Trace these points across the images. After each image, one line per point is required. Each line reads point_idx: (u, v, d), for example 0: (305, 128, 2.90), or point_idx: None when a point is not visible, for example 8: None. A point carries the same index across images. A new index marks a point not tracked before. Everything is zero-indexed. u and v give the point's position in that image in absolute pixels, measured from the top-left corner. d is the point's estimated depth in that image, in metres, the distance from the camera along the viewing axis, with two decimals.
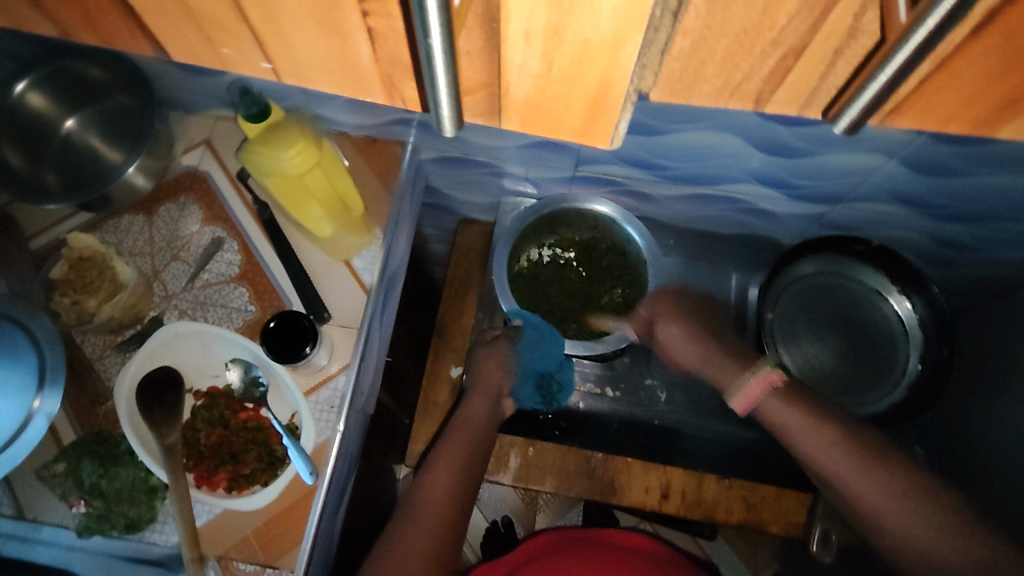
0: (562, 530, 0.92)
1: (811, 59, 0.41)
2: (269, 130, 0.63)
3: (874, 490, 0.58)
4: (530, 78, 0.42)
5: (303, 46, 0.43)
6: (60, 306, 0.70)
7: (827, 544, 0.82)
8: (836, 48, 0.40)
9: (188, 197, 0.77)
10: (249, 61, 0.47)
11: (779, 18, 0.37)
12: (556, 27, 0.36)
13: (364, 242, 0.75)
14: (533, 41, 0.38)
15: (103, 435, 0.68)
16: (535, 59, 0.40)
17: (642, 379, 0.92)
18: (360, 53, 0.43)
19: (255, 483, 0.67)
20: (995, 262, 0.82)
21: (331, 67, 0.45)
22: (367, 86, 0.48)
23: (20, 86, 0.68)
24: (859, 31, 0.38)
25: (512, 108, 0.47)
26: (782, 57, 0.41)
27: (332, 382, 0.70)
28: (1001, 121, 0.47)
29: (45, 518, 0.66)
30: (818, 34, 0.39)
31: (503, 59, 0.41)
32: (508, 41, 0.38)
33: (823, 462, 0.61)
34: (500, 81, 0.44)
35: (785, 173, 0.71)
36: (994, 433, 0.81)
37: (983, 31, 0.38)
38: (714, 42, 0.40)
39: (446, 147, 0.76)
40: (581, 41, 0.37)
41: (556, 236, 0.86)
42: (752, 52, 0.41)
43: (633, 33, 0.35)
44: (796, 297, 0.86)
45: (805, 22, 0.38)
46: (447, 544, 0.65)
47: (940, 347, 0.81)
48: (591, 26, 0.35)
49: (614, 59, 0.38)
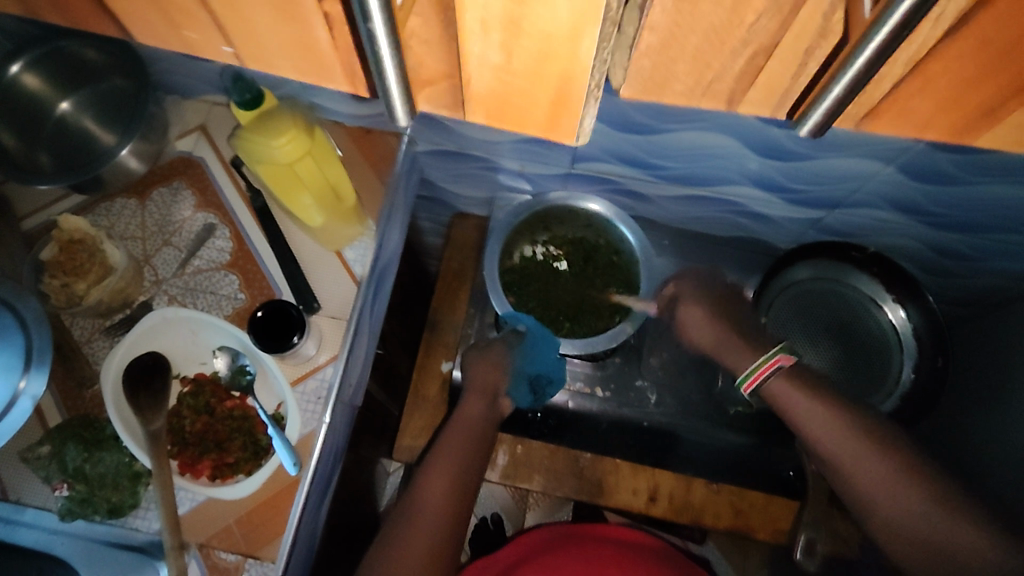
0: (549, 526, 0.91)
1: (783, 60, 0.41)
2: (262, 119, 0.62)
3: (874, 473, 0.59)
4: (491, 70, 0.42)
5: (265, 33, 0.43)
6: (49, 288, 0.69)
7: (811, 552, 0.80)
8: (808, 49, 0.39)
9: (181, 182, 0.77)
10: (213, 46, 0.47)
11: (748, 16, 0.37)
12: (514, 18, 0.35)
13: (357, 232, 0.75)
14: (491, 32, 0.37)
15: (89, 418, 0.67)
16: (494, 51, 0.39)
17: (633, 380, 0.92)
18: (319, 38, 0.43)
19: (238, 473, 0.67)
20: (994, 273, 0.81)
21: (292, 53, 0.45)
22: (330, 74, 0.47)
23: (14, 68, 0.66)
24: (830, 31, 0.37)
25: (476, 100, 0.47)
26: (751, 57, 0.40)
27: (320, 373, 0.70)
28: (978, 130, 0.46)
29: (28, 500, 0.66)
30: (789, 33, 0.38)
31: (463, 51, 0.40)
32: (467, 32, 0.38)
33: (823, 440, 0.62)
34: (461, 72, 0.43)
35: (782, 176, 0.70)
36: (986, 446, 0.80)
37: (957, 35, 0.37)
38: (683, 39, 0.39)
39: (442, 141, 0.75)
40: (538, 33, 0.36)
41: (549, 233, 0.85)
42: (722, 50, 0.40)
43: (591, 27, 0.35)
44: (789, 303, 0.85)
45: (774, 20, 0.37)
46: (446, 549, 0.64)
47: (934, 357, 0.80)
48: (547, 18, 0.35)
49: (573, 53, 0.38)
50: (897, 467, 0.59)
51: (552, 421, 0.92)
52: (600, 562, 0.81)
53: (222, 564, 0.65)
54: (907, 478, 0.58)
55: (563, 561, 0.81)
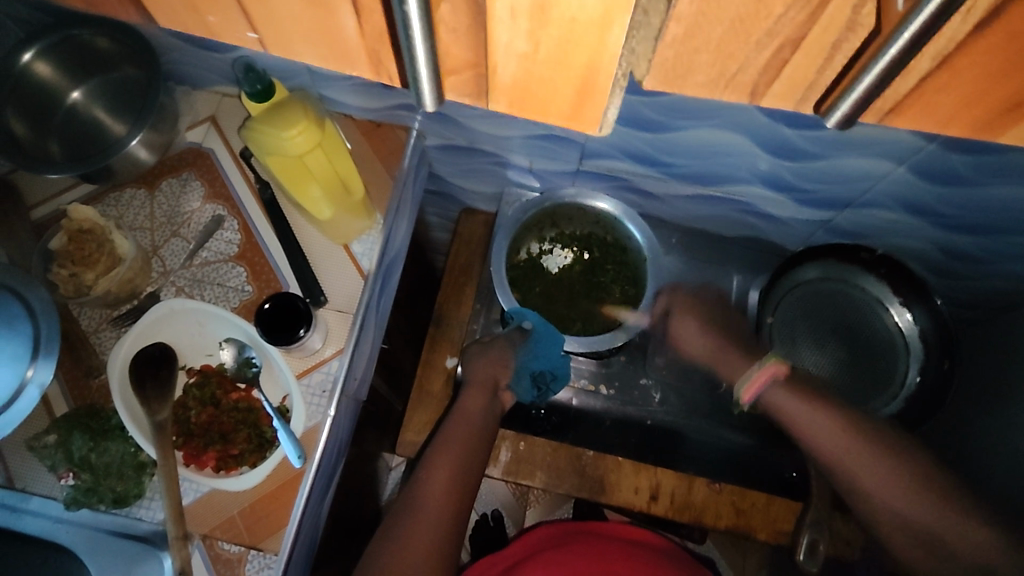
0: (560, 523, 0.91)
1: (808, 53, 0.40)
2: (273, 109, 0.63)
3: (870, 473, 0.58)
4: (516, 59, 0.42)
5: (288, 20, 0.43)
6: (58, 277, 0.69)
7: (813, 553, 0.80)
8: (835, 41, 0.39)
9: (190, 173, 0.77)
10: (237, 31, 0.46)
11: (776, 7, 0.36)
12: (542, 5, 0.35)
13: (365, 226, 0.75)
14: (519, 19, 0.37)
15: (95, 409, 0.68)
16: (521, 39, 0.39)
17: (637, 378, 0.92)
18: (346, 27, 0.43)
19: (243, 464, 0.67)
20: (1002, 276, 0.81)
21: (315, 40, 0.45)
22: (353, 62, 0.47)
23: (26, 57, 0.67)
24: (857, 25, 0.37)
25: (500, 91, 0.47)
26: (778, 49, 0.40)
27: (326, 366, 0.70)
28: (1002, 125, 0.46)
29: (34, 489, 0.67)
30: (816, 25, 0.38)
31: (490, 39, 0.40)
32: (495, 19, 0.38)
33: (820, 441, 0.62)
34: (487, 61, 0.43)
35: (792, 176, 0.70)
36: (992, 451, 0.80)
37: (987, 28, 0.36)
38: (708, 29, 0.39)
39: (451, 135, 0.76)
40: (566, 21, 0.36)
41: (557, 231, 0.86)
42: (747, 41, 0.40)
43: (620, 15, 0.35)
44: (796, 303, 0.85)
45: (802, 12, 0.37)
46: (447, 546, 0.64)
47: (941, 360, 0.80)
48: (576, 6, 0.35)
49: (601, 41, 0.38)
50: (893, 466, 0.58)
51: (555, 419, 0.92)
52: (602, 557, 0.80)
53: (225, 555, 0.65)
54: (909, 478, 0.57)
55: (566, 555, 0.80)
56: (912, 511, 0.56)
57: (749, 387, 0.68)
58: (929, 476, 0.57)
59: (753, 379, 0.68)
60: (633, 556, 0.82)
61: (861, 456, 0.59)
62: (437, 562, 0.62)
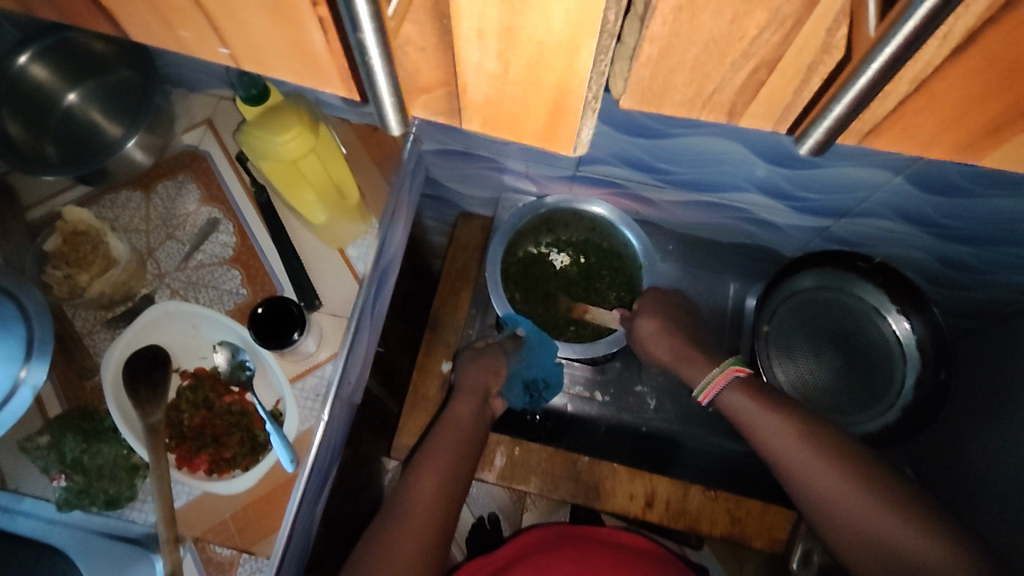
0: (552, 525, 0.91)
1: (785, 74, 0.40)
2: (265, 113, 0.62)
3: (843, 491, 0.58)
4: (487, 79, 0.41)
5: (260, 34, 0.42)
6: (52, 279, 0.69)
7: (807, 564, 0.81)
8: (810, 63, 0.39)
9: (186, 175, 0.77)
10: (208, 46, 0.45)
11: (750, 29, 0.36)
12: (509, 27, 0.35)
13: (361, 230, 0.75)
14: (488, 41, 0.37)
15: (88, 410, 0.68)
16: (491, 60, 0.39)
17: (632, 385, 0.92)
18: (316, 44, 0.42)
19: (235, 467, 0.67)
20: (998, 287, 0.80)
21: (288, 56, 0.44)
22: (326, 77, 0.47)
23: (22, 59, 0.67)
24: (832, 47, 0.37)
25: (472, 109, 0.47)
26: (754, 71, 0.40)
27: (319, 370, 0.70)
28: (982, 146, 0.45)
29: (26, 490, 0.67)
30: (791, 47, 0.38)
31: (459, 59, 0.40)
32: (463, 40, 0.38)
33: (789, 458, 0.61)
34: (459, 80, 0.43)
35: (789, 183, 0.70)
36: (985, 461, 0.79)
37: (963, 53, 0.37)
38: (683, 51, 0.39)
39: (448, 140, 0.75)
40: (534, 44, 0.36)
41: (552, 237, 0.84)
42: (723, 63, 0.39)
43: (587, 39, 0.35)
44: (793, 311, 0.85)
45: (776, 34, 0.36)
46: (433, 552, 0.64)
47: (936, 370, 0.79)
48: (544, 29, 0.35)
49: (569, 64, 0.37)
50: (864, 486, 0.57)
51: (550, 424, 0.92)
52: (596, 564, 0.80)
53: (217, 558, 0.64)
54: (880, 498, 0.57)
55: (555, 559, 0.80)
56: (888, 534, 0.55)
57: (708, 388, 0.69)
58: (900, 498, 0.57)
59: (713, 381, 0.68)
60: (627, 561, 0.81)
61: (842, 489, 0.58)
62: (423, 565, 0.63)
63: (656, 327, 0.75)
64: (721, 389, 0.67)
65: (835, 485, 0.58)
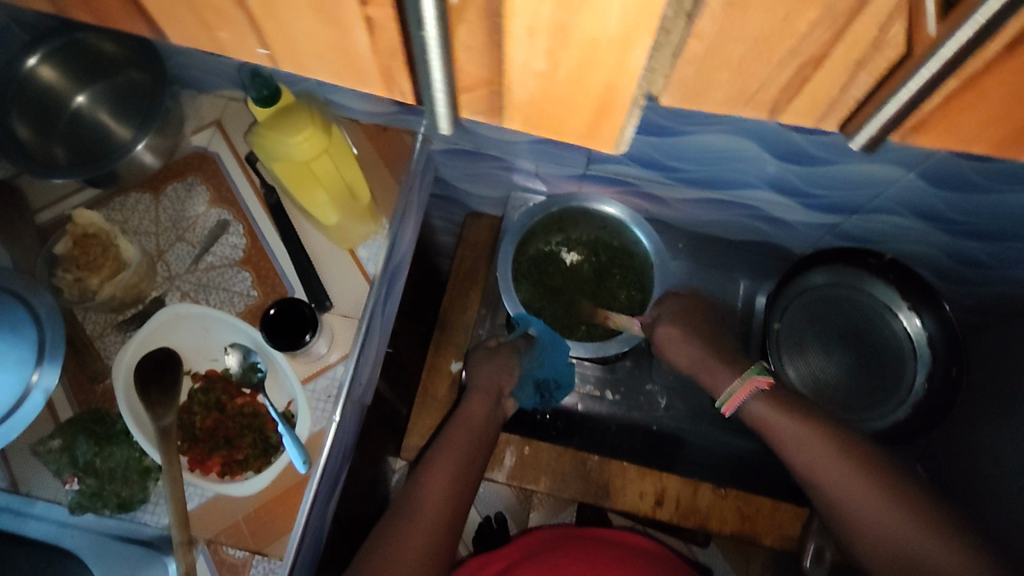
0: (558, 527, 0.91)
1: (833, 70, 0.36)
2: (278, 114, 0.62)
3: (856, 490, 0.57)
4: (534, 80, 0.37)
5: (302, 36, 0.37)
6: (62, 282, 0.69)
7: (819, 562, 0.81)
8: (859, 61, 0.34)
9: (195, 177, 0.76)
10: (245, 47, 0.40)
11: (800, 25, 0.32)
12: (563, 24, 0.31)
13: (371, 231, 0.75)
14: (537, 40, 0.33)
15: (100, 413, 0.68)
16: (539, 60, 0.35)
17: (643, 383, 0.91)
18: (358, 44, 0.37)
19: (248, 470, 0.67)
20: (1008, 282, 0.80)
21: (326, 54, 0.39)
22: (364, 80, 0.41)
23: (31, 60, 0.67)
24: (883, 43, 0.33)
25: (514, 109, 0.41)
26: (799, 69, 0.36)
27: (330, 371, 0.70)
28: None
29: (38, 493, 0.66)
30: (841, 44, 0.34)
31: (505, 59, 0.36)
32: (511, 37, 0.33)
33: (804, 452, 0.61)
34: (502, 80, 0.38)
35: (799, 181, 0.70)
36: (999, 461, 0.79)
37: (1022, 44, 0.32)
38: (729, 49, 0.35)
39: (457, 140, 0.75)
40: (588, 41, 0.32)
41: (564, 235, 0.84)
42: (768, 61, 0.35)
43: (645, 34, 0.31)
44: (802, 309, 0.85)
45: (828, 31, 0.32)
46: (439, 551, 0.63)
47: (948, 367, 0.79)
48: (599, 24, 0.31)
49: (622, 61, 0.33)
50: (881, 487, 0.57)
51: (561, 424, 0.92)
52: (600, 565, 0.79)
53: (230, 559, 0.64)
54: (893, 500, 0.56)
55: (560, 559, 0.80)
56: (901, 536, 0.54)
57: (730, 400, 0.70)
58: (914, 500, 0.56)
59: (736, 393, 0.69)
60: (631, 561, 0.82)
61: (855, 484, 0.58)
62: (432, 563, 0.62)
63: (678, 333, 0.77)
64: (744, 400, 0.68)
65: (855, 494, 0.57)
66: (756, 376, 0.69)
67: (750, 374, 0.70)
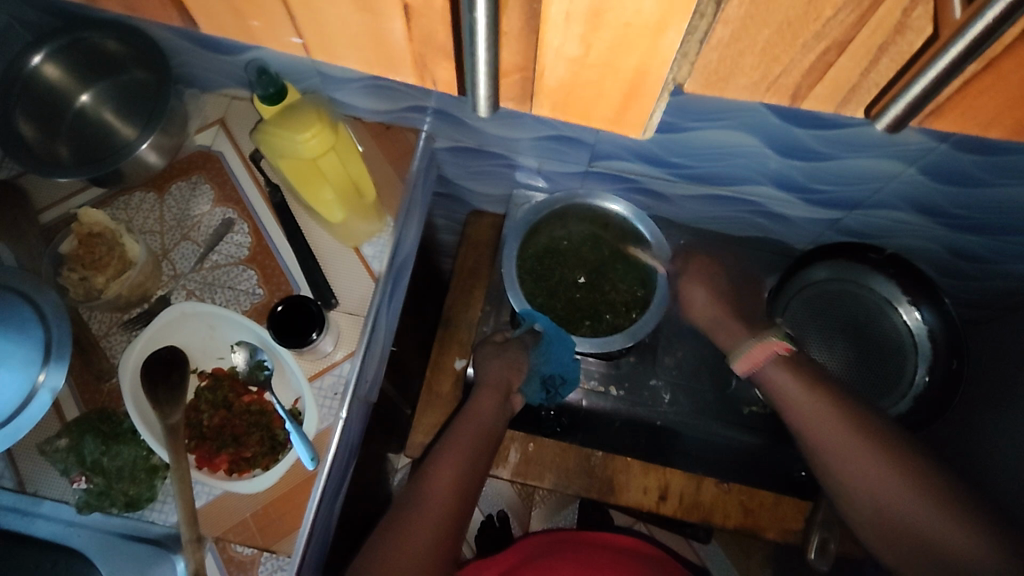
0: (554, 532, 0.91)
1: (853, 56, 0.39)
2: (283, 113, 0.62)
3: (846, 450, 0.59)
4: (565, 64, 0.38)
5: (335, 23, 0.39)
6: (68, 281, 0.69)
7: (824, 552, 0.81)
8: (882, 44, 0.38)
9: (200, 176, 0.77)
10: (279, 35, 0.43)
11: (826, 9, 0.35)
12: (598, 10, 0.32)
13: (376, 229, 0.75)
14: (572, 24, 0.34)
15: (106, 412, 0.68)
16: (573, 43, 0.35)
17: (647, 379, 0.90)
18: (392, 31, 0.39)
19: (256, 467, 0.67)
20: (1009, 276, 0.81)
21: (362, 43, 0.41)
22: (397, 67, 0.43)
23: (36, 59, 0.67)
24: (906, 27, 0.36)
25: (545, 94, 0.42)
26: (823, 53, 0.39)
27: (337, 369, 0.70)
28: None
29: (45, 493, 0.66)
30: (864, 27, 0.36)
31: (539, 43, 0.36)
32: (548, 23, 0.34)
33: (797, 414, 0.62)
34: (534, 63, 0.39)
35: (801, 176, 0.70)
36: (1002, 453, 0.79)
37: None
38: (755, 33, 0.38)
39: (461, 137, 0.76)
40: (622, 25, 0.33)
41: (567, 230, 0.84)
42: (793, 45, 0.38)
43: (678, 21, 0.32)
44: (804, 304, 0.85)
45: (852, 15, 0.36)
46: (443, 548, 0.63)
47: (949, 360, 0.80)
48: (633, 10, 0.31)
49: (654, 45, 0.34)
50: (871, 447, 0.58)
51: (565, 420, 0.91)
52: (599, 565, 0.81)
53: (238, 557, 0.65)
54: (884, 458, 0.57)
55: (560, 563, 0.81)
56: (891, 498, 0.56)
57: (744, 361, 0.69)
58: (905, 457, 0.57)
59: (753, 353, 0.68)
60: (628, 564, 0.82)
61: (843, 442, 0.59)
62: (433, 561, 0.62)
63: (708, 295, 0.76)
64: (760, 362, 0.67)
65: (894, 495, 0.56)
66: (776, 338, 0.67)
67: (772, 337, 0.68)
